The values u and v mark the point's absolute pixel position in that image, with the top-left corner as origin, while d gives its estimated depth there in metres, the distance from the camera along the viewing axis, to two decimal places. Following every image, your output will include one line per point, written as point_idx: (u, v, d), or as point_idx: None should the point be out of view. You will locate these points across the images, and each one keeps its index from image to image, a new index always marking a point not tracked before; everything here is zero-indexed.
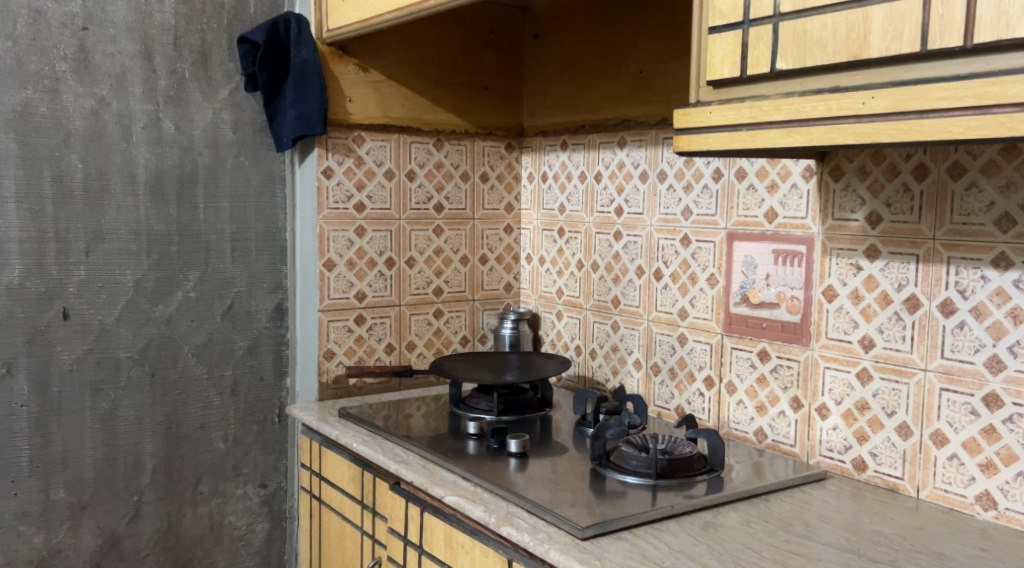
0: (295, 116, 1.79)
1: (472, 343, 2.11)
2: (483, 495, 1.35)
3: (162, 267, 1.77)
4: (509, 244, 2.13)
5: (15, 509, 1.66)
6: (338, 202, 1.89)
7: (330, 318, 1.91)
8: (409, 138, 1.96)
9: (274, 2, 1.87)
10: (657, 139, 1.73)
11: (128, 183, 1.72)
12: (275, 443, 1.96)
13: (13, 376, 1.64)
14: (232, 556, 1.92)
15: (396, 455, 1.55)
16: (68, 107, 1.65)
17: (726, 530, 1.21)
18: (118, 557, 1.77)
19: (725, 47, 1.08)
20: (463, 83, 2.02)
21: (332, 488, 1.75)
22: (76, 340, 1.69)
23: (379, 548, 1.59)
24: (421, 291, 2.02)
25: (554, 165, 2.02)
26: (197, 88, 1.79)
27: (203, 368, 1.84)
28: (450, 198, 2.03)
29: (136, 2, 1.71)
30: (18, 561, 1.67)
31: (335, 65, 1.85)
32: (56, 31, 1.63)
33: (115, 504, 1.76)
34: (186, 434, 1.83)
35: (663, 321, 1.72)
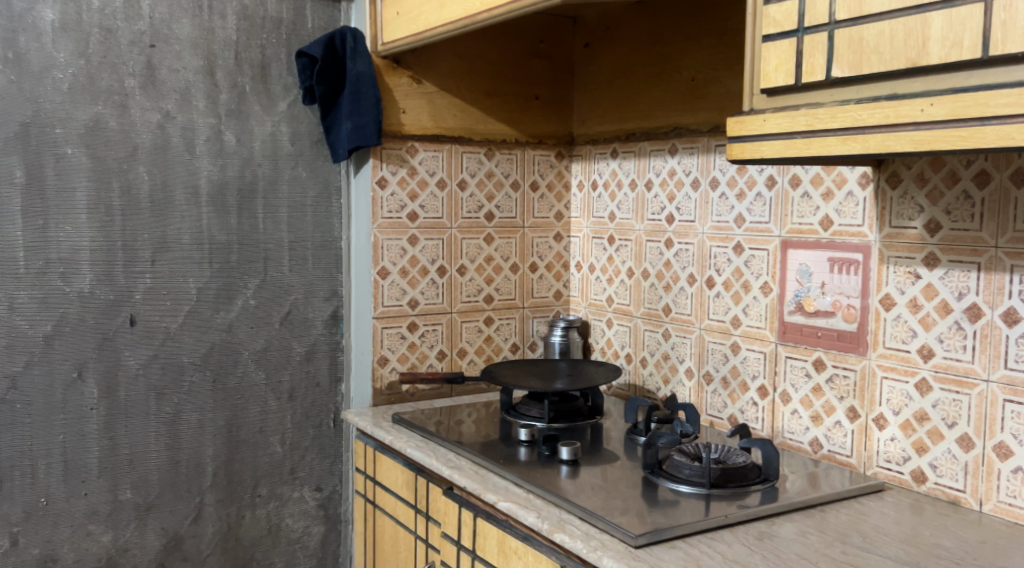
0: (351, 128, 1.83)
1: (522, 351, 2.13)
2: (535, 501, 1.36)
3: (223, 274, 1.82)
4: (559, 252, 2.14)
5: (85, 509, 1.72)
6: (392, 211, 1.92)
7: (384, 325, 1.94)
8: (461, 148, 1.99)
9: (331, 16, 1.91)
10: (709, 147, 1.73)
11: (192, 194, 1.78)
12: (331, 448, 1.99)
13: (84, 380, 1.70)
14: (290, 557, 1.96)
15: (449, 461, 1.57)
16: (136, 121, 1.72)
17: (781, 541, 1.20)
18: (181, 557, 1.82)
19: (780, 55, 1.08)
20: (514, 93, 2.04)
21: (386, 493, 1.78)
22: (141, 346, 1.75)
23: (432, 552, 1.62)
24: (473, 299, 2.04)
25: (605, 173, 2.03)
26: (258, 101, 1.84)
27: (262, 373, 1.88)
28: (501, 207, 2.05)
29: (200, 19, 1.76)
30: (88, 559, 1.73)
31: (389, 77, 1.88)
32: (125, 49, 1.70)
33: (179, 505, 1.81)
34: (246, 437, 1.88)
35: (716, 330, 1.72)
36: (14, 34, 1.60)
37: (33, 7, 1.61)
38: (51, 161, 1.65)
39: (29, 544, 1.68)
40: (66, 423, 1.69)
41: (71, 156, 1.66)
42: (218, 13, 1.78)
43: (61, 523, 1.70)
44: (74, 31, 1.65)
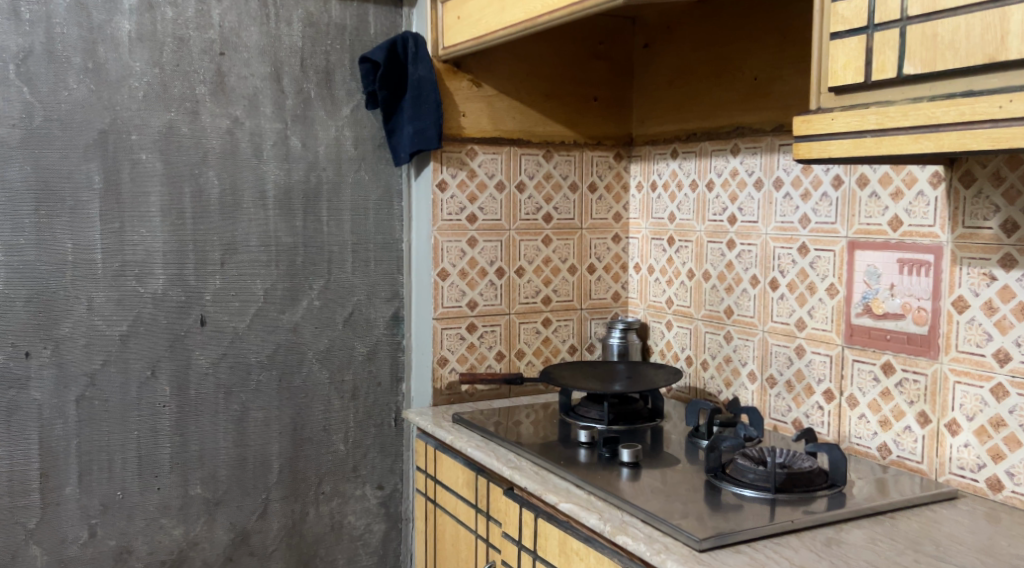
0: (412, 132, 1.86)
1: (580, 352, 2.13)
2: (597, 503, 1.37)
3: (289, 276, 1.86)
4: (618, 253, 2.14)
5: (157, 503, 1.78)
6: (452, 213, 1.94)
7: (444, 326, 1.96)
8: (519, 150, 2.00)
9: (393, 22, 1.94)
10: (773, 146, 1.71)
11: (259, 199, 1.82)
12: (392, 446, 2.02)
13: (157, 378, 1.76)
14: (352, 554, 1.99)
15: (510, 461, 1.58)
16: (206, 127, 1.77)
17: (850, 547, 1.18)
18: (248, 551, 1.87)
19: (848, 53, 1.06)
20: (573, 94, 2.05)
21: (447, 492, 1.80)
22: (211, 346, 1.80)
23: (493, 552, 1.63)
24: (531, 300, 2.05)
25: (664, 173, 2.02)
26: (323, 106, 1.88)
27: (326, 372, 1.92)
28: (559, 208, 2.06)
29: (267, 27, 1.81)
30: (161, 551, 1.79)
31: (450, 81, 1.90)
32: (197, 57, 1.75)
33: (246, 501, 1.86)
34: (310, 435, 1.92)
35: (780, 332, 1.70)
36: (94, 45, 1.66)
37: (111, 18, 1.67)
38: (127, 166, 1.71)
39: (106, 536, 1.74)
40: (141, 420, 1.75)
41: (145, 162, 1.72)
42: (285, 21, 1.82)
43: (136, 516, 1.76)
44: (149, 41, 1.70)
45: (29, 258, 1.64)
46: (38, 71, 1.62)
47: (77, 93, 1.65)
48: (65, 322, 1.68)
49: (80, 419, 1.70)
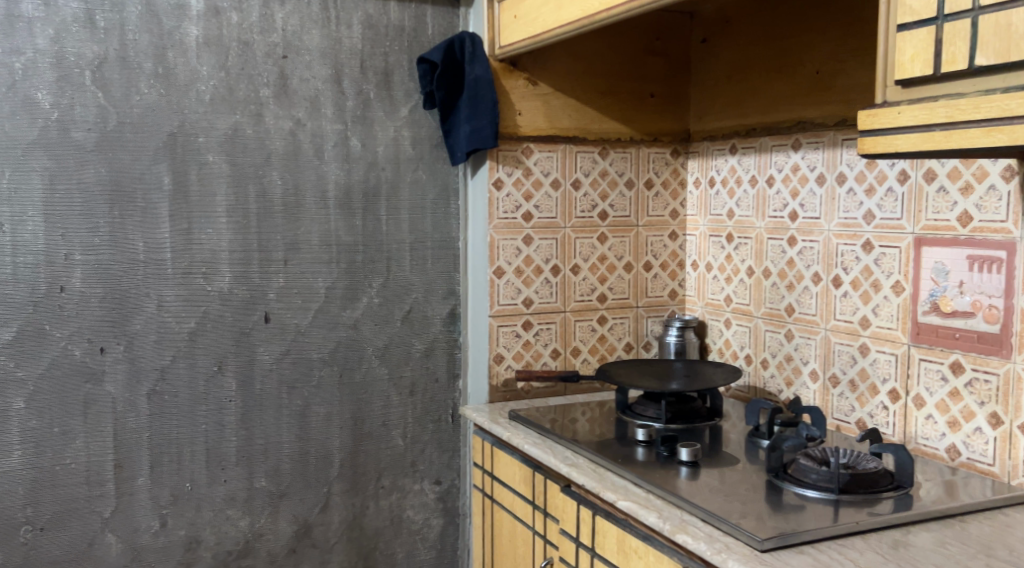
0: (469, 131, 1.87)
1: (636, 351, 2.12)
2: (655, 502, 1.36)
3: (349, 274, 1.90)
4: (674, 251, 2.13)
5: (224, 494, 1.83)
6: (507, 212, 1.95)
7: (499, 323, 1.96)
8: (575, 148, 2.00)
9: (451, 22, 1.96)
10: (835, 141, 1.69)
11: (321, 199, 1.86)
12: (449, 442, 2.04)
13: (223, 373, 1.81)
14: (411, 549, 2.02)
15: (567, 458, 1.59)
16: (270, 129, 1.81)
17: (918, 550, 1.16)
18: (310, 543, 1.91)
19: (916, 45, 1.04)
20: (630, 91, 2.04)
21: (504, 488, 1.81)
22: (275, 342, 1.84)
23: (550, 548, 1.63)
24: (587, 298, 2.05)
25: (723, 169, 2.00)
26: (381, 107, 1.90)
27: (385, 369, 1.95)
28: (615, 206, 2.05)
29: (328, 30, 1.84)
30: (228, 541, 1.83)
31: (507, 80, 1.91)
32: (261, 61, 1.79)
33: (308, 494, 1.90)
34: (370, 430, 1.95)
35: (843, 330, 1.67)
36: (164, 51, 1.71)
37: (180, 24, 1.72)
38: (195, 168, 1.75)
39: (176, 526, 1.79)
40: (208, 414, 1.80)
41: (212, 163, 1.77)
42: (345, 23, 1.86)
43: (204, 507, 1.81)
44: (216, 45, 1.75)
45: (105, 257, 1.70)
46: (112, 77, 1.68)
47: (148, 97, 1.71)
48: (137, 319, 1.73)
49: (151, 412, 1.76)
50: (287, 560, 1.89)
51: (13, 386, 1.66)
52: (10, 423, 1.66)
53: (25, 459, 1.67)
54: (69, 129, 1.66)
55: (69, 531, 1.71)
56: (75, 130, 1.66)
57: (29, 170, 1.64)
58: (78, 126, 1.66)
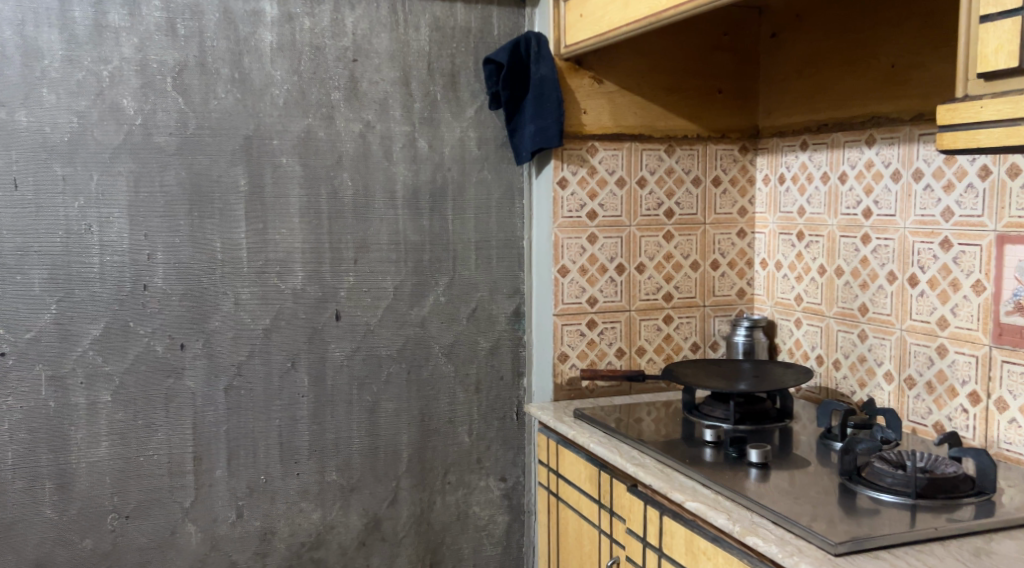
0: (534, 131, 1.87)
1: (703, 350, 2.10)
2: (725, 503, 1.35)
3: (417, 273, 1.92)
4: (743, 249, 2.10)
5: (297, 487, 1.87)
6: (572, 210, 1.94)
7: (564, 322, 1.96)
8: (640, 146, 1.98)
9: (517, 22, 1.97)
10: (912, 136, 1.64)
11: (389, 199, 1.89)
12: (514, 440, 2.05)
13: (297, 369, 1.85)
14: (477, 544, 2.04)
15: (633, 458, 1.58)
16: (341, 131, 1.84)
17: (1002, 558, 1.13)
18: (380, 536, 1.94)
19: (1000, 37, 1.01)
20: (697, 88, 2.02)
21: (570, 487, 1.81)
22: (346, 339, 1.88)
23: (617, 548, 1.63)
24: (652, 297, 2.04)
25: (793, 166, 1.97)
26: (448, 108, 1.92)
27: (451, 366, 1.97)
28: (681, 203, 2.04)
29: (397, 33, 1.87)
30: (301, 533, 1.88)
31: (572, 79, 1.91)
32: (332, 65, 1.83)
33: (377, 488, 1.93)
34: (437, 427, 1.97)
35: (920, 331, 1.63)
36: (240, 56, 1.76)
37: (255, 30, 1.77)
38: (270, 170, 1.80)
39: (252, 517, 1.84)
40: (282, 408, 1.85)
41: (286, 165, 1.81)
42: (413, 26, 1.88)
43: (278, 499, 1.86)
44: (289, 51, 1.79)
45: (185, 257, 1.76)
46: (192, 82, 1.73)
47: (225, 101, 1.76)
48: (215, 316, 1.79)
49: (228, 406, 1.81)
50: (358, 553, 1.93)
51: (100, 380, 1.72)
52: (98, 415, 1.73)
53: (112, 450, 1.74)
54: (152, 133, 1.72)
55: (153, 519, 1.78)
56: (158, 135, 1.72)
57: (116, 173, 1.70)
58: (160, 130, 1.72)
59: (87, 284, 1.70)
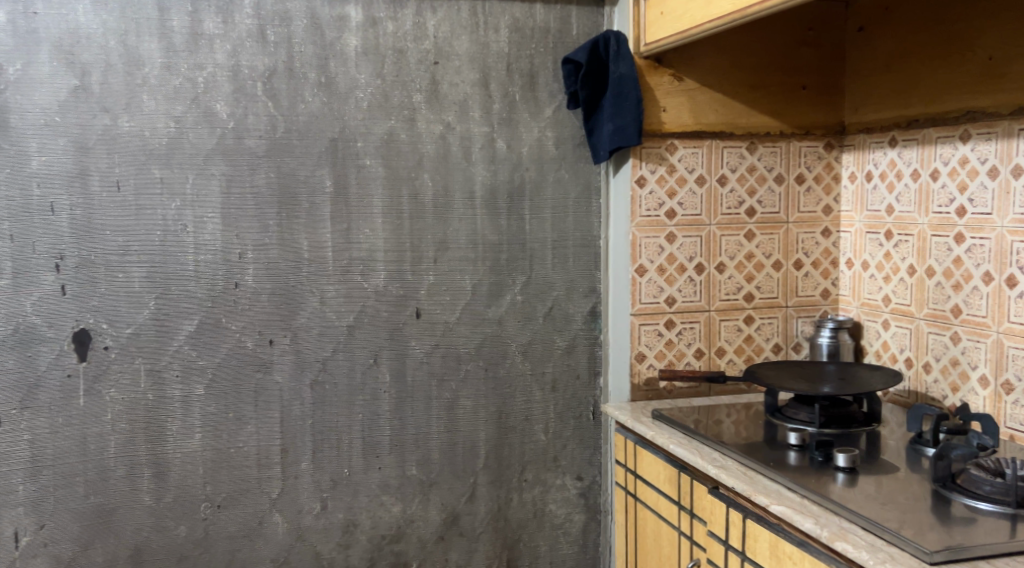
0: (612, 129, 1.87)
1: (785, 352, 2.06)
2: (811, 508, 1.33)
3: (495, 272, 1.94)
4: (827, 248, 2.06)
5: (379, 481, 1.91)
6: (650, 209, 1.93)
7: (642, 321, 1.95)
8: (721, 143, 1.96)
9: (595, 22, 1.96)
10: (1011, 131, 1.58)
11: (468, 199, 1.91)
12: (590, 439, 2.05)
13: (378, 366, 1.89)
14: (553, 542, 2.04)
15: (715, 460, 1.56)
16: (422, 133, 1.87)
17: None
18: (458, 531, 1.97)
19: None
20: (780, 84, 1.98)
21: (648, 488, 1.80)
22: (426, 336, 1.91)
23: (697, 550, 1.61)
24: (733, 297, 2.01)
25: (881, 163, 1.91)
26: (527, 108, 1.93)
27: (528, 365, 1.98)
28: (763, 202, 2.00)
29: (477, 35, 1.89)
30: (382, 526, 1.92)
31: (651, 77, 1.90)
32: (414, 68, 1.86)
33: (456, 484, 1.96)
34: (514, 425, 1.98)
35: (1018, 334, 1.57)
36: (326, 61, 1.81)
37: (341, 35, 1.81)
38: (354, 171, 1.84)
39: (336, 509, 1.89)
40: (364, 403, 1.89)
41: (369, 166, 1.85)
42: (493, 28, 1.90)
43: (360, 492, 1.90)
44: (373, 54, 1.83)
45: (274, 256, 1.81)
46: (280, 87, 1.79)
47: (312, 105, 1.80)
48: (302, 313, 1.83)
49: (314, 401, 1.86)
50: (436, 547, 1.96)
51: (195, 374, 1.79)
52: (192, 407, 1.80)
53: (204, 442, 1.80)
54: (243, 136, 1.77)
55: (243, 509, 1.84)
56: (249, 138, 1.78)
57: (210, 175, 1.77)
58: (251, 133, 1.78)
59: (182, 282, 1.77)
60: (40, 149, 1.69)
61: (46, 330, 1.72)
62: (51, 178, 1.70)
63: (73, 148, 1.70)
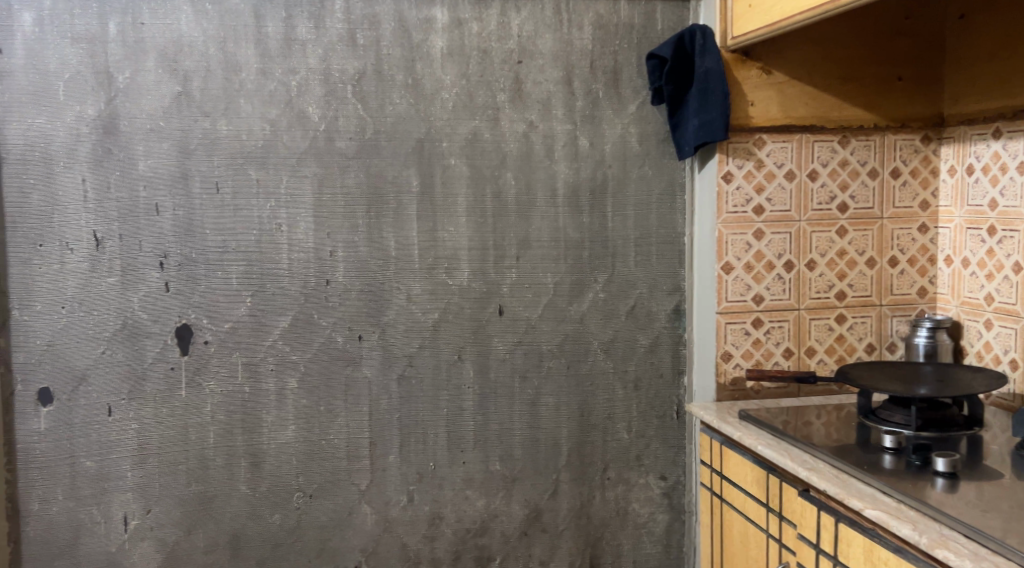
0: (698, 125, 1.84)
1: (879, 352, 1.99)
2: (909, 513, 1.30)
3: (577, 270, 1.94)
4: (924, 245, 1.98)
5: (463, 475, 1.93)
6: (737, 205, 1.90)
7: (728, 320, 1.92)
8: (812, 137, 1.91)
9: (680, 16, 1.93)
10: None
11: (551, 197, 1.91)
12: (674, 439, 2.02)
13: (462, 362, 1.91)
14: (637, 541, 2.03)
15: (805, 462, 1.53)
16: (505, 132, 1.88)
17: None
18: (541, 527, 1.97)
19: None
20: (875, 76, 1.92)
21: (734, 489, 1.77)
22: (509, 333, 1.92)
23: (787, 553, 1.57)
24: (824, 295, 1.96)
25: (984, 156, 1.84)
26: (610, 105, 1.92)
27: (610, 363, 1.97)
28: (856, 197, 1.94)
29: (561, 33, 1.89)
30: (466, 520, 1.94)
31: (739, 71, 1.86)
32: (498, 67, 1.87)
33: (539, 480, 1.96)
34: (597, 423, 1.98)
35: None
36: (413, 63, 1.84)
37: (427, 37, 1.84)
38: (439, 171, 1.87)
39: (422, 502, 1.92)
40: (448, 399, 1.91)
41: (454, 166, 1.87)
42: (576, 25, 1.90)
43: (445, 486, 1.93)
44: (458, 55, 1.85)
45: (362, 254, 1.85)
46: (369, 89, 1.82)
47: (400, 107, 1.84)
48: (389, 310, 1.87)
49: (401, 395, 1.89)
50: (520, 542, 1.97)
51: (288, 368, 1.85)
52: (286, 400, 1.85)
53: (297, 433, 1.86)
54: (334, 138, 1.82)
55: (334, 499, 1.88)
56: (339, 140, 1.82)
57: (302, 176, 1.82)
58: (341, 135, 1.82)
59: (277, 280, 1.83)
60: (146, 153, 1.77)
61: (152, 325, 1.80)
62: (156, 180, 1.78)
63: (176, 151, 1.78)
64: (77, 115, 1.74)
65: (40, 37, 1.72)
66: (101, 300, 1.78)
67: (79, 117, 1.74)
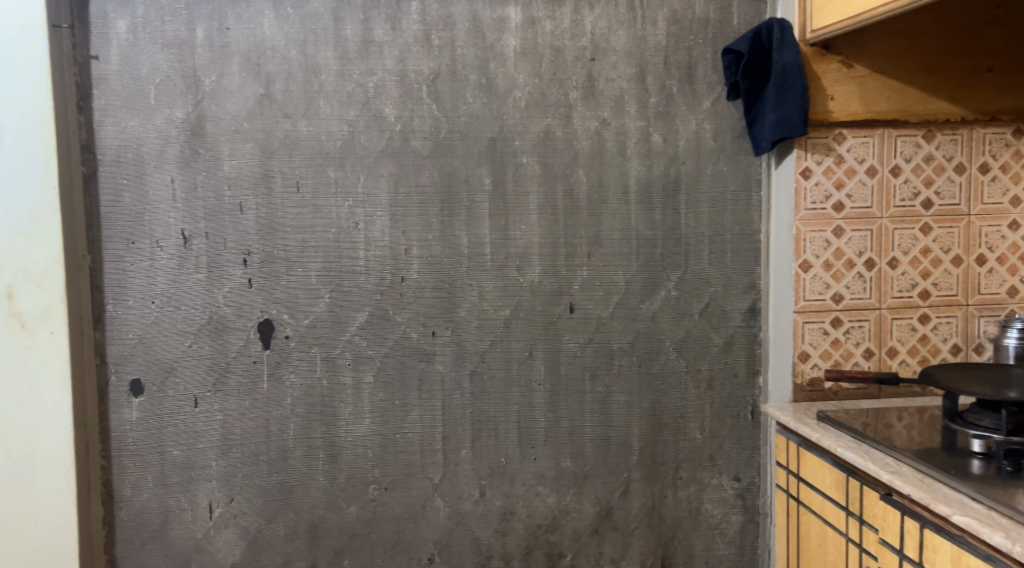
0: (775, 120, 1.82)
1: (965, 354, 1.92)
2: (999, 520, 1.29)
3: (649, 268, 1.93)
4: (1015, 242, 1.90)
5: (534, 471, 1.94)
6: (816, 202, 1.87)
7: (805, 318, 1.89)
8: (895, 132, 1.86)
9: (757, 10, 1.90)
10: None
11: (623, 194, 1.91)
12: (748, 440, 1.99)
13: (533, 359, 1.92)
14: (709, 542, 2.00)
15: (888, 465, 1.49)
16: (578, 129, 1.89)
17: None
18: (612, 525, 1.97)
19: None
20: (963, 68, 1.85)
21: (812, 492, 1.73)
22: (580, 331, 1.92)
23: (867, 558, 1.54)
24: (907, 294, 1.90)
25: None
26: (684, 101, 1.90)
27: (683, 361, 1.95)
28: (941, 193, 1.88)
29: (635, 29, 1.88)
30: (537, 516, 1.95)
31: (818, 64, 1.83)
32: (571, 65, 1.87)
33: (610, 478, 1.96)
34: (669, 422, 1.97)
35: None
36: (487, 62, 1.86)
37: (501, 37, 1.86)
38: (512, 169, 1.88)
39: (493, 496, 1.94)
40: (520, 395, 1.92)
41: (527, 164, 1.88)
42: (651, 22, 1.88)
43: (517, 481, 1.94)
44: (532, 53, 1.86)
45: (436, 252, 1.88)
46: (444, 89, 1.85)
47: (473, 106, 1.86)
48: (462, 306, 1.89)
49: (473, 391, 1.91)
50: (590, 539, 1.97)
51: (364, 362, 1.89)
52: (362, 394, 1.89)
53: (373, 427, 1.90)
54: (409, 138, 1.85)
55: (408, 492, 1.92)
56: (414, 139, 1.85)
57: (379, 175, 1.85)
58: (416, 135, 1.85)
59: (354, 277, 1.87)
60: (230, 153, 1.83)
61: (235, 320, 1.86)
62: (240, 180, 1.83)
63: (259, 151, 1.83)
64: (167, 118, 1.81)
65: (133, 43, 1.80)
66: (188, 295, 1.85)
67: (169, 120, 1.81)
